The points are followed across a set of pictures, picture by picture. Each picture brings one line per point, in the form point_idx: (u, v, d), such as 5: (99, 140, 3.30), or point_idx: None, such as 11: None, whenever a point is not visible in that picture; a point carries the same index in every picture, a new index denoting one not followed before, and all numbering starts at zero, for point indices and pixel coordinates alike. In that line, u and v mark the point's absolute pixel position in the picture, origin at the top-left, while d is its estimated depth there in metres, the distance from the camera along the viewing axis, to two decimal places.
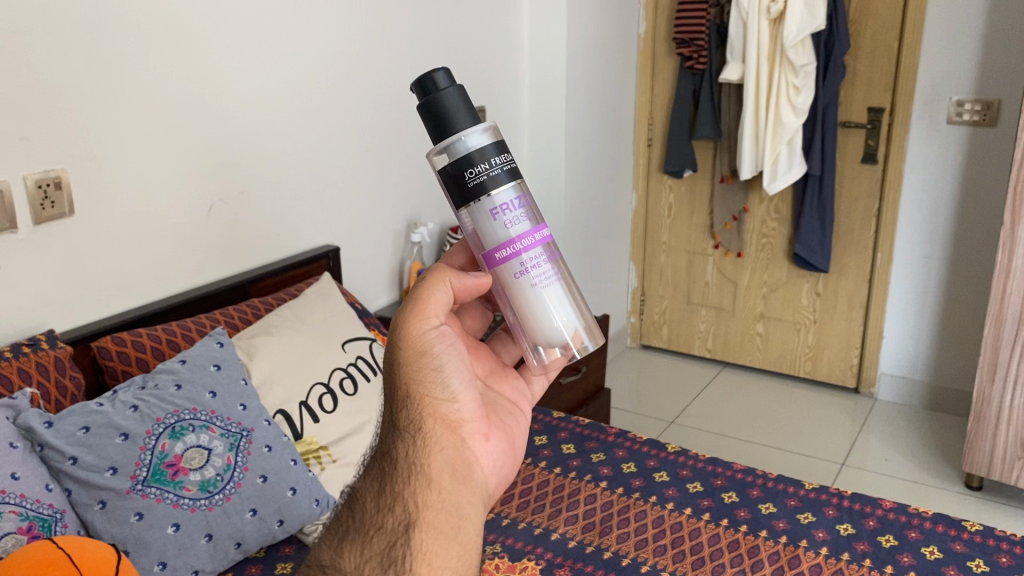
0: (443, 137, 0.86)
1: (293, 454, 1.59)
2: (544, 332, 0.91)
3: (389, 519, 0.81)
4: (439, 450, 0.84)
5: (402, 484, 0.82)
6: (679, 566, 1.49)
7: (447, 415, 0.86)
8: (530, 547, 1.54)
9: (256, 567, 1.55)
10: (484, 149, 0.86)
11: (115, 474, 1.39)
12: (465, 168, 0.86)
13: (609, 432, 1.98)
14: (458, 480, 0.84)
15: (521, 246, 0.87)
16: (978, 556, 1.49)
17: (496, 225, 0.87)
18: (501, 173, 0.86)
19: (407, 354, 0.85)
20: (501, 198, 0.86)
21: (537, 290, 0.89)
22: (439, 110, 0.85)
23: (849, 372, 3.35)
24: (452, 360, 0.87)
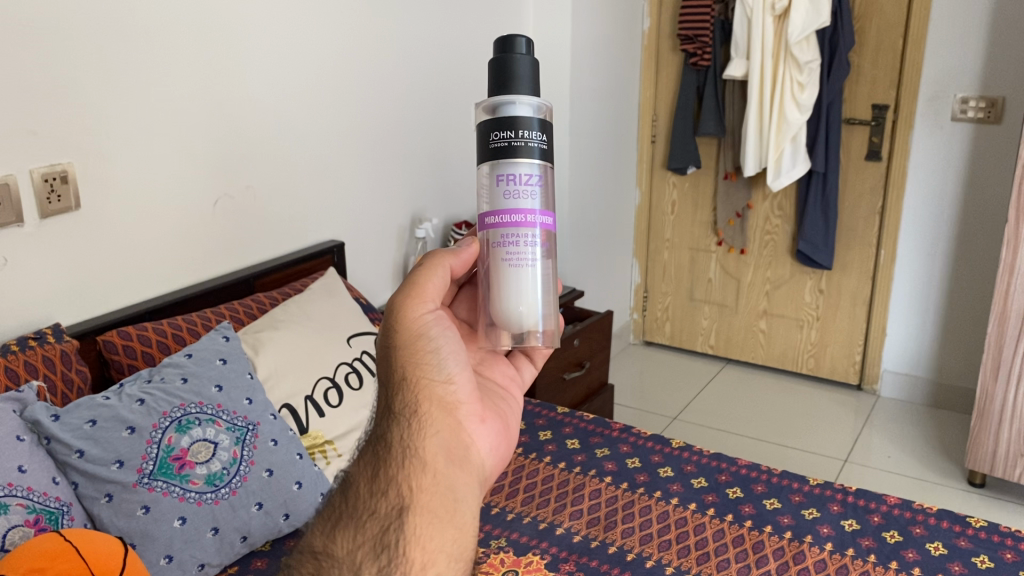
0: (500, 94, 0.88)
1: (298, 449, 1.60)
2: (506, 315, 0.90)
3: (382, 504, 0.81)
4: (434, 433, 0.84)
5: (397, 468, 0.82)
6: (684, 561, 1.50)
7: (443, 397, 0.87)
8: (535, 541, 1.55)
9: (262, 561, 1.55)
10: (529, 121, 0.88)
11: (122, 467, 1.39)
12: (501, 130, 0.88)
13: (613, 428, 1.98)
14: (453, 462, 0.84)
15: (508, 218, 0.88)
16: (983, 553, 1.49)
17: (500, 189, 0.89)
18: (536, 148, 0.88)
19: (402, 337, 0.87)
20: (524, 168, 0.88)
21: (517, 265, 0.89)
22: (507, 71, 0.87)
23: (853, 369, 3.35)
24: (447, 343, 0.89)
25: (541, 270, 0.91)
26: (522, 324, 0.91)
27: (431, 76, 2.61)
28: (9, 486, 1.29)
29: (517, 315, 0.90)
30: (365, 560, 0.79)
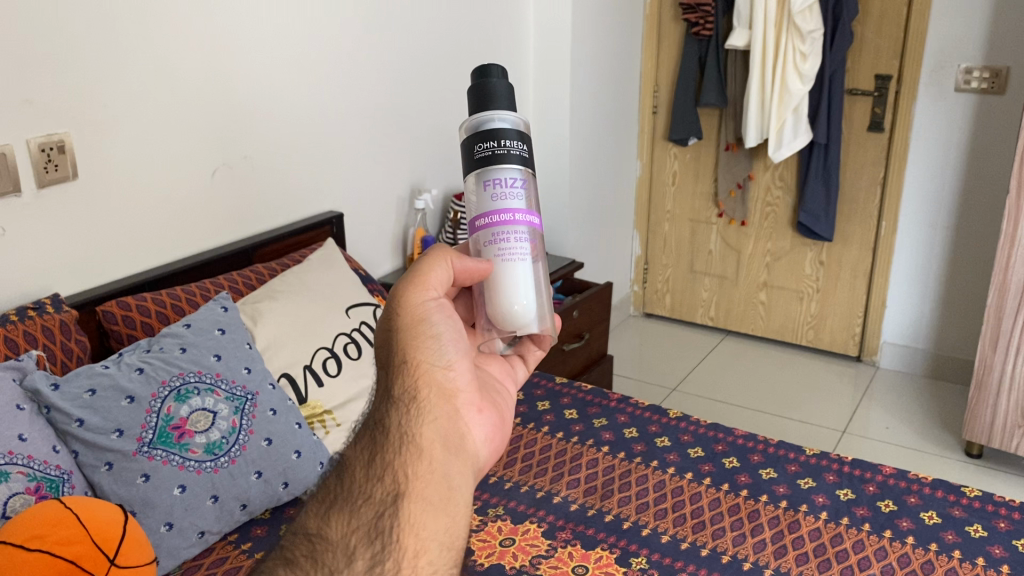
0: (478, 112, 0.91)
1: (297, 418, 1.61)
2: (501, 314, 0.91)
3: (379, 489, 0.80)
4: (429, 420, 0.84)
5: (392, 454, 0.81)
6: (680, 529, 1.51)
7: (443, 384, 0.87)
8: (532, 509, 1.56)
9: (262, 529, 1.56)
10: (509, 133, 0.91)
11: (121, 436, 1.40)
12: (483, 142, 0.90)
13: (612, 398, 1.99)
14: (448, 448, 0.84)
15: (495, 219, 0.90)
16: (977, 522, 1.50)
17: (486, 194, 0.91)
18: (515, 155, 0.91)
19: (405, 319, 0.88)
20: (507, 173, 0.91)
21: (506, 262, 0.90)
22: (484, 92, 0.91)
23: (852, 341, 3.36)
24: (448, 330, 0.89)
25: (532, 268, 0.92)
26: (519, 324, 0.91)
27: (431, 45, 2.59)
28: (10, 455, 1.30)
29: (512, 314, 0.91)
30: (359, 543, 0.77)
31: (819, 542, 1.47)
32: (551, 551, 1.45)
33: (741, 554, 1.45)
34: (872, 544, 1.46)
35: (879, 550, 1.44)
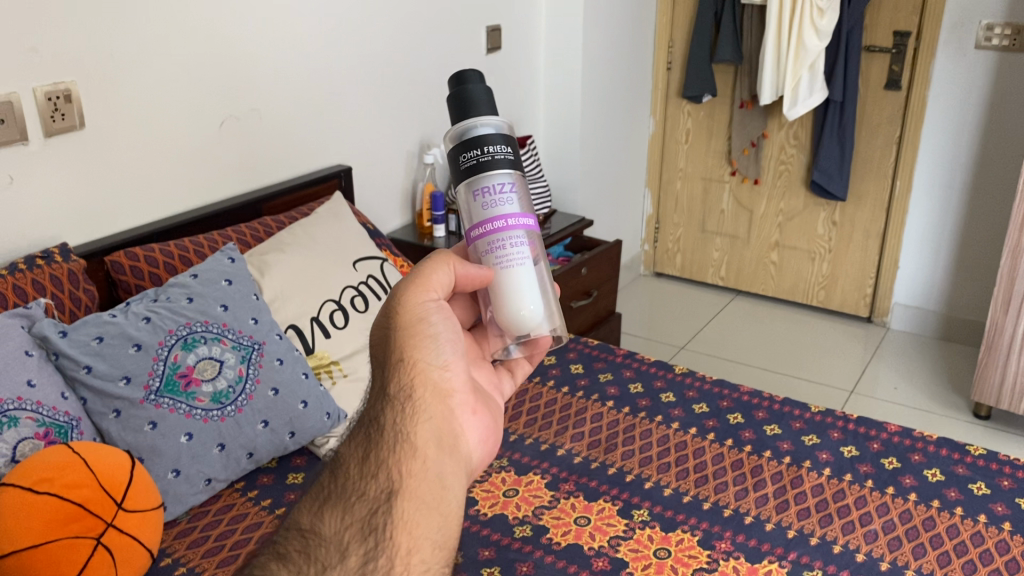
0: (460, 122, 0.88)
1: (304, 369, 1.62)
2: (508, 322, 0.89)
3: (372, 485, 0.76)
4: (425, 418, 0.81)
5: (388, 450, 0.78)
6: (682, 483, 1.53)
7: (439, 382, 0.85)
8: (536, 461, 1.59)
9: (269, 477, 1.57)
10: (493, 139, 0.87)
11: (129, 384, 1.42)
12: (466, 152, 0.87)
13: (618, 354, 1.98)
14: (443, 448, 0.81)
15: (489, 228, 0.88)
16: (981, 480, 1.50)
17: (476, 204, 0.88)
18: (504, 159, 0.87)
19: (405, 316, 0.85)
20: (496, 181, 0.87)
21: (508, 270, 0.88)
22: (463, 100, 0.87)
23: (863, 302, 3.34)
24: (446, 329, 0.87)
25: (533, 271, 0.90)
26: (527, 330, 0.90)
27: None
28: (19, 401, 1.31)
29: (519, 322, 0.89)
30: (351, 540, 0.73)
31: (821, 498, 1.47)
32: (555, 503, 1.48)
33: (743, 509, 1.46)
34: (874, 501, 1.46)
35: (880, 506, 1.45)
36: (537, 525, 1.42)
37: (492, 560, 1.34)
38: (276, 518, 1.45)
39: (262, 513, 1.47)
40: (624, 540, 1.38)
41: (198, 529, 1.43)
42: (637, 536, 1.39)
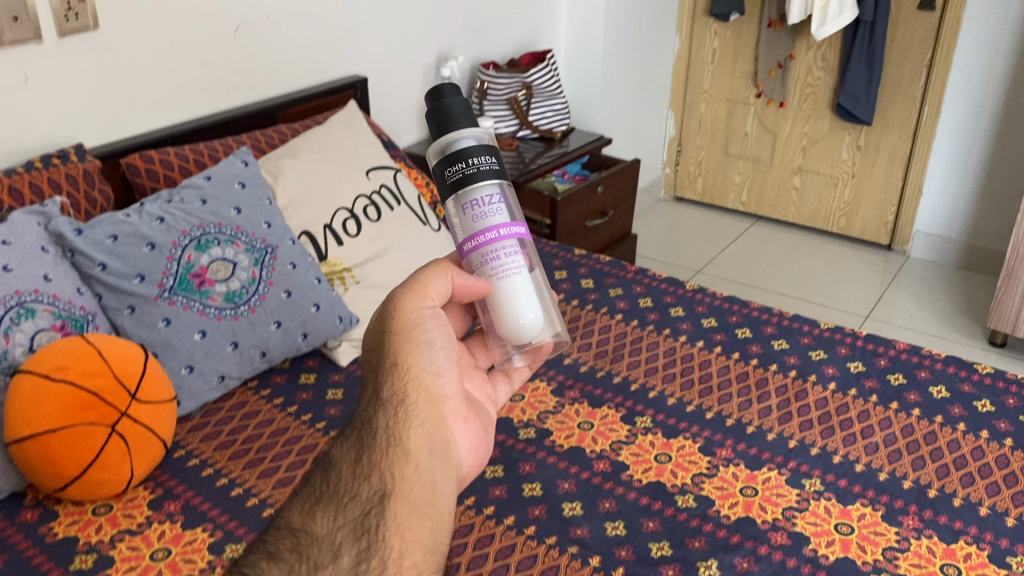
0: (442, 135, 0.89)
1: (317, 273, 1.63)
2: (507, 330, 0.91)
3: (365, 487, 0.78)
4: (418, 423, 0.83)
5: (380, 453, 0.80)
6: (686, 393, 1.55)
7: (430, 389, 0.87)
8: (543, 369, 1.63)
9: (282, 378, 1.59)
10: (477, 150, 0.89)
11: (143, 282, 1.44)
12: (452, 166, 0.88)
13: (629, 269, 1.97)
14: (434, 455, 0.83)
15: (482, 239, 0.89)
16: (986, 398, 1.50)
17: (467, 216, 0.90)
18: (489, 168, 0.88)
19: (399, 327, 0.88)
20: (484, 190, 0.89)
21: (504, 278, 0.90)
22: (443, 113, 0.88)
23: (884, 230, 3.30)
24: (440, 339, 0.90)
25: (527, 277, 0.92)
26: (526, 336, 0.92)
27: None
28: (36, 293, 1.34)
29: (517, 329, 0.91)
30: (344, 537, 0.74)
31: (824, 411, 1.49)
32: (559, 408, 1.51)
33: (746, 419, 1.48)
34: (877, 415, 1.47)
35: (883, 420, 1.46)
36: (540, 428, 1.46)
37: (495, 460, 1.38)
38: (287, 417, 1.49)
39: (274, 411, 1.50)
40: (626, 445, 1.41)
41: (211, 425, 1.46)
42: (639, 440, 1.42)
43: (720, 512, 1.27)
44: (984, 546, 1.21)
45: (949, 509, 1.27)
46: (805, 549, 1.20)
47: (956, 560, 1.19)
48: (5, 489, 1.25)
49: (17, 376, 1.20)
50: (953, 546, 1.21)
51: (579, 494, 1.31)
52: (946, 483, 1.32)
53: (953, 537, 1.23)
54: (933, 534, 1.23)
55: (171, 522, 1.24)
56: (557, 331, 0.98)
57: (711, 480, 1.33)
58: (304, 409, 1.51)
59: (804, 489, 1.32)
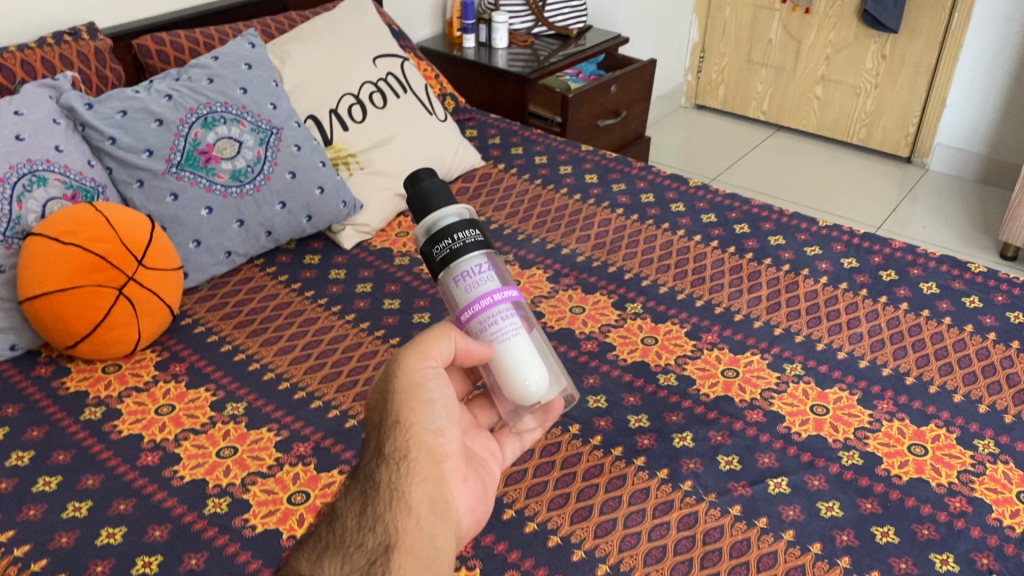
0: (423, 217, 0.82)
1: (322, 158, 1.66)
2: (514, 394, 0.85)
3: (370, 538, 0.72)
4: (419, 480, 0.77)
5: (383, 505, 0.74)
6: (679, 283, 1.58)
7: (434, 447, 0.80)
8: (540, 258, 1.66)
9: (287, 257, 1.64)
10: (460, 223, 0.82)
11: (151, 156, 1.48)
12: (437, 243, 0.82)
13: (633, 166, 1.98)
14: (435, 512, 0.77)
15: (479, 309, 0.83)
16: (975, 295, 1.52)
17: (460, 289, 0.83)
18: (475, 242, 0.82)
19: (401, 384, 0.81)
20: (474, 263, 0.82)
21: (506, 346, 0.83)
22: (421, 198, 0.82)
23: (904, 142, 3.25)
24: (444, 399, 0.83)
25: (528, 337, 0.86)
26: (534, 398, 0.85)
27: None
28: (47, 163, 1.38)
29: (524, 392, 0.84)
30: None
31: (813, 302, 1.52)
32: (553, 293, 1.57)
33: (735, 308, 1.51)
34: (866, 308, 1.50)
35: (870, 312, 1.49)
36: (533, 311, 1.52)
37: None
38: (291, 292, 1.54)
39: (279, 286, 1.55)
40: (615, 328, 1.48)
41: (218, 296, 1.52)
42: (628, 325, 1.48)
43: (699, 391, 1.32)
44: (953, 429, 1.25)
45: (924, 395, 1.31)
46: (779, 426, 1.25)
47: (925, 441, 1.23)
48: (22, 345, 1.34)
49: (30, 237, 1.27)
50: (923, 429, 1.25)
51: (565, 371, 1.37)
52: (924, 372, 1.36)
53: (924, 420, 1.26)
54: (905, 418, 1.27)
55: (176, 382, 1.31)
56: (563, 386, 0.92)
57: (694, 363, 1.39)
58: (307, 286, 1.56)
59: (785, 373, 1.36)
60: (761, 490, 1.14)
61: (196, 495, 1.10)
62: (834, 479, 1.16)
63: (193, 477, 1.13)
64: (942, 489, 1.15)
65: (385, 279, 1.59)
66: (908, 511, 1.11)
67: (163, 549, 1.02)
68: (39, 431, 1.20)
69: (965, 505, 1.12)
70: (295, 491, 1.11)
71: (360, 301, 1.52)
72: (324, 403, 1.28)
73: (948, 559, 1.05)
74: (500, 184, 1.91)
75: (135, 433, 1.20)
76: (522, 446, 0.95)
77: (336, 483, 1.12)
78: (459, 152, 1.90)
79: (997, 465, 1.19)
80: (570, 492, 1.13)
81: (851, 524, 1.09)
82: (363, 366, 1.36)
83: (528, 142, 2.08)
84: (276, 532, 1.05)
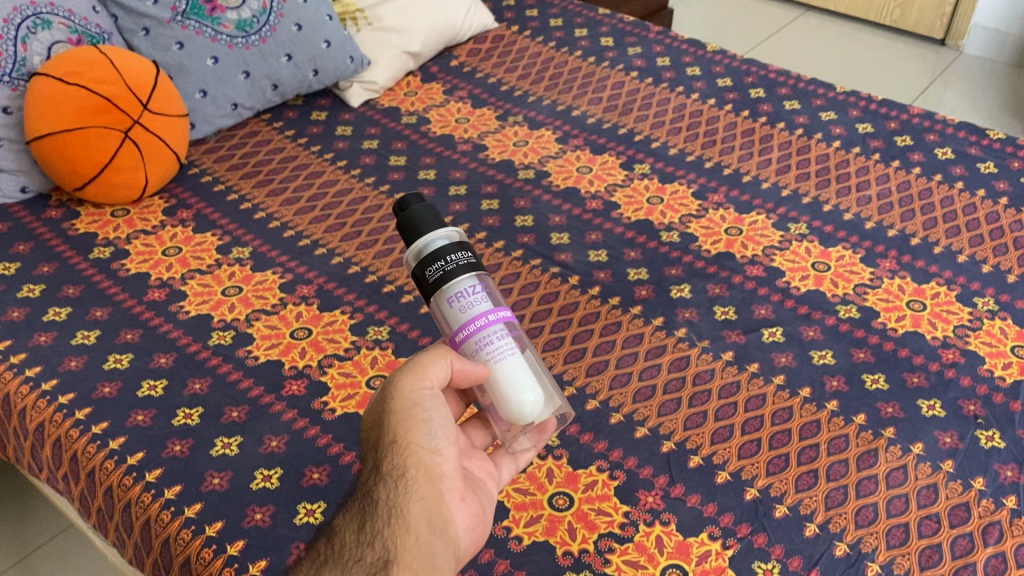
0: (412, 241, 0.79)
1: (329, 12, 1.63)
2: (511, 417, 0.80)
3: (368, 553, 0.71)
4: (418, 499, 0.74)
5: (380, 524, 0.73)
6: (689, 145, 1.56)
7: (432, 467, 0.76)
8: (550, 120, 1.64)
9: (295, 113, 1.63)
10: (450, 245, 0.79)
11: (156, 4, 1.47)
12: (429, 265, 0.78)
13: (650, 30, 1.93)
14: (436, 530, 0.74)
15: (472, 332, 0.78)
16: (991, 161, 1.49)
17: (452, 312, 0.79)
18: (465, 264, 0.78)
19: (397, 406, 0.76)
20: (465, 285, 0.78)
21: (500, 368, 0.79)
22: (410, 221, 0.79)
23: (939, 23, 3.10)
24: (441, 419, 0.77)
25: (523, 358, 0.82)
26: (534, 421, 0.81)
27: None
28: (51, 6, 1.37)
29: (522, 413, 0.80)
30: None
31: (823, 166, 1.50)
32: (561, 153, 1.56)
33: (744, 170, 1.50)
34: (877, 172, 1.48)
35: (881, 176, 1.47)
36: (540, 170, 1.52)
37: (493, 195, 1.46)
38: (298, 147, 1.54)
39: (286, 141, 1.55)
40: (621, 187, 1.47)
41: (226, 148, 1.52)
42: (634, 185, 1.48)
43: (701, 247, 1.33)
44: (954, 287, 1.24)
45: (929, 256, 1.30)
46: (778, 281, 1.26)
47: (924, 297, 1.23)
48: (33, 188, 1.36)
49: (37, 78, 1.28)
50: (923, 286, 1.25)
51: (568, 226, 1.39)
52: (930, 234, 1.34)
53: (926, 279, 1.26)
54: (907, 275, 1.27)
55: (184, 226, 1.33)
56: (562, 409, 0.87)
57: (698, 221, 1.39)
58: (314, 142, 1.55)
59: (789, 232, 1.35)
60: (755, 338, 1.15)
61: (202, 328, 1.13)
62: (829, 330, 1.17)
63: (198, 311, 1.16)
64: (936, 341, 1.15)
65: (392, 137, 1.59)
66: (900, 361, 1.12)
67: (168, 374, 1.05)
68: (50, 267, 1.23)
69: (958, 356, 1.13)
70: (298, 327, 1.14)
71: (367, 157, 1.52)
72: (328, 250, 1.30)
73: (936, 404, 1.06)
74: (513, 46, 1.87)
75: (143, 271, 1.23)
76: (518, 468, 0.88)
77: (338, 321, 1.16)
78: (471, 12, 1.85)
79: (994, 320, 1.19)
80: (565, 336, 1.16)
81: (842, 371, 1.11)
82: (367, 218, 1.37)
83: (544, 4, 2.02)
84: (278, 362, 1.09)
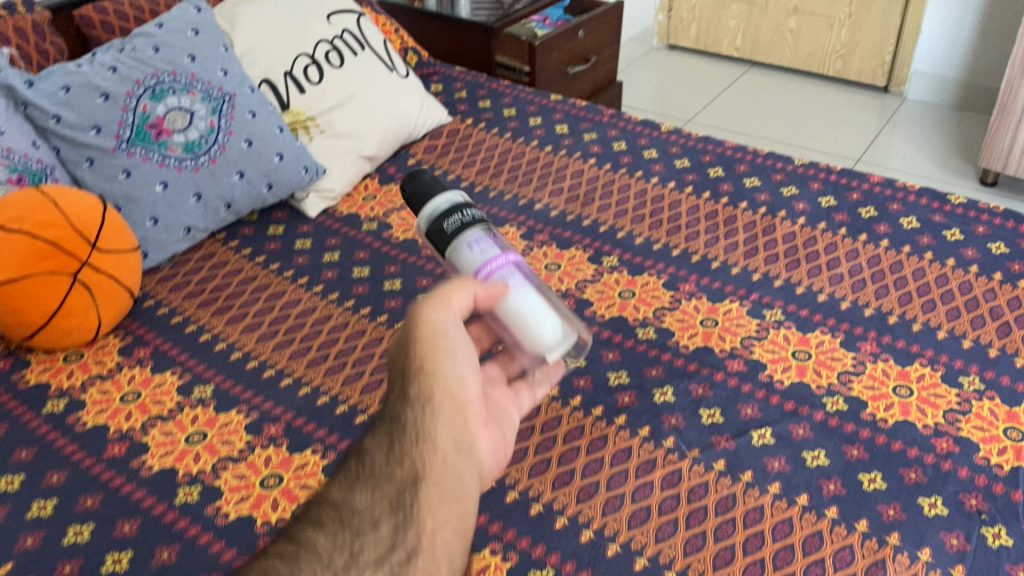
0: (424, 207, 0.93)
1: (279, 123, 1.60)
2: (530, 344, 0.89)
3: (398, 471, 0.73)
4: (444, 421, 0.78)
5: (410, 443, 0.75)
6: (655, 233, 1.54)
7: (456, 391, 0.80)
8: (512, 216, 1.62)
9: (250, 229, 1.59)
10: (459, 204, 0.92)
11: (100, 134, 1.42)
12: (443, 219, 0.91)
13: (603, 113, 1.93)
14: (462, 453, 0.78)
15: (486, 269, 0.89)
16: (956, 228, 1.49)
17: (467, 257, 0.90)
18: (473, 217, 0.91)
19: (421, 332, 0.81)
20: (475, 232, 0.91)
21: (515, 294, 0.89)
22: (423, 193, 0.94)
23: (881, 71, 3.20)
24: (463, 345, 0.83)
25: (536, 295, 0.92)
26: (549, 344, 0.89)
27: None
28: None
29: (539, 335, 0.89)
30: (382, 514, 0.71)
31: (791, 245, 1.48)
32: (527, 251, 1.52)
33: (713, 255, 1.48)
34: (845, 247, 1.46)
35: (850, 251, 1.45)
36: None
37: None
38: (256, 266, 1.49)
39: (244, 261, 1.50)
40: (591, 283, 1.43)
41: (180, 275, 1.47)
42: (605, 279, 1.44)
43: (679, 343, 1.29)
44: (938, 367, 1.22)
45: (908, 334, 1.28)
46: (761, 375, 1.22)
47: (909, 381, 1.20)
48: None
49: None
50: (907, 369, 1.22)
51: None
52: (907, 310, 1.33)
53: (908, 361, 1.24)
54: (889, 359, 1.24)
55: (141, 367, 1.27)
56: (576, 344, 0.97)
57: (672, 314, 1.35)
58: (272, 258, 1.51)
59: (765, 320, 1.33)
60: (745, 443, 1.12)
61: (166, 485, 1.07)
62: (819, 427, 1.14)
63: (161, 466, 1.09)
64: (928, 430, 1.13)
65: (353, 246, 1.55)
66: (894, 455, 1.09)
67: (134, 544, 0.99)
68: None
69: (952, 446, 1.10)
70: (268, 475, 1.08)
71: (328, 271, 1.48)
72: (294, 380, 1.24)
73: (937, 502, 1.03)
74: (468, 140, 1.85)
75: (101, 424, 1.16)
76: (536, 402, 0.95)
77: (310, 463, 1.10)
78: (423, 109, 1.84)
79: (983, 402, 1.17)
80: (551, 458, 1.10)
81: (837, 473, 1.07)
82: (333, 338, 1.32)
83: (496, 94, 2.02)
84: (249, 519, 1.02)
